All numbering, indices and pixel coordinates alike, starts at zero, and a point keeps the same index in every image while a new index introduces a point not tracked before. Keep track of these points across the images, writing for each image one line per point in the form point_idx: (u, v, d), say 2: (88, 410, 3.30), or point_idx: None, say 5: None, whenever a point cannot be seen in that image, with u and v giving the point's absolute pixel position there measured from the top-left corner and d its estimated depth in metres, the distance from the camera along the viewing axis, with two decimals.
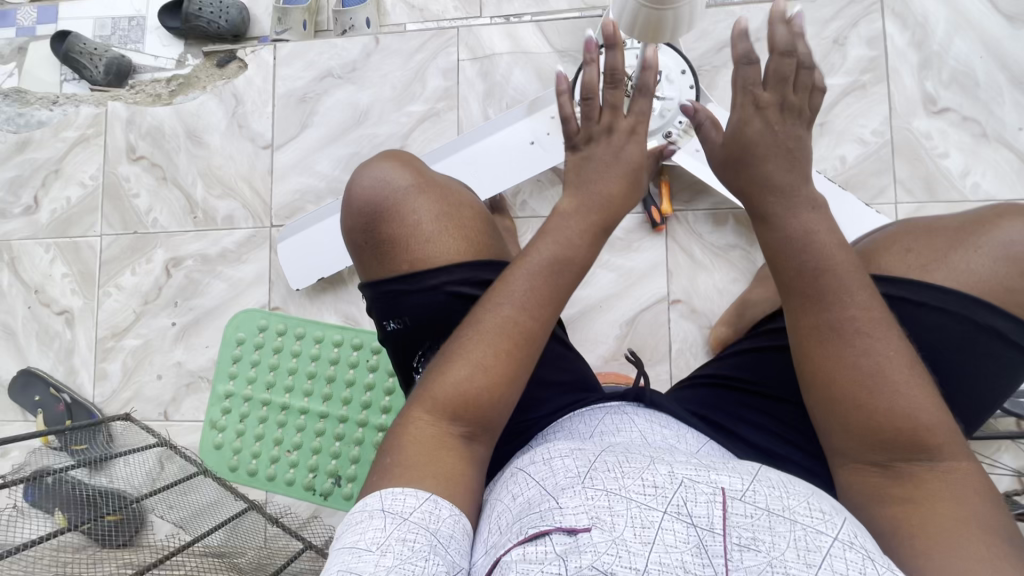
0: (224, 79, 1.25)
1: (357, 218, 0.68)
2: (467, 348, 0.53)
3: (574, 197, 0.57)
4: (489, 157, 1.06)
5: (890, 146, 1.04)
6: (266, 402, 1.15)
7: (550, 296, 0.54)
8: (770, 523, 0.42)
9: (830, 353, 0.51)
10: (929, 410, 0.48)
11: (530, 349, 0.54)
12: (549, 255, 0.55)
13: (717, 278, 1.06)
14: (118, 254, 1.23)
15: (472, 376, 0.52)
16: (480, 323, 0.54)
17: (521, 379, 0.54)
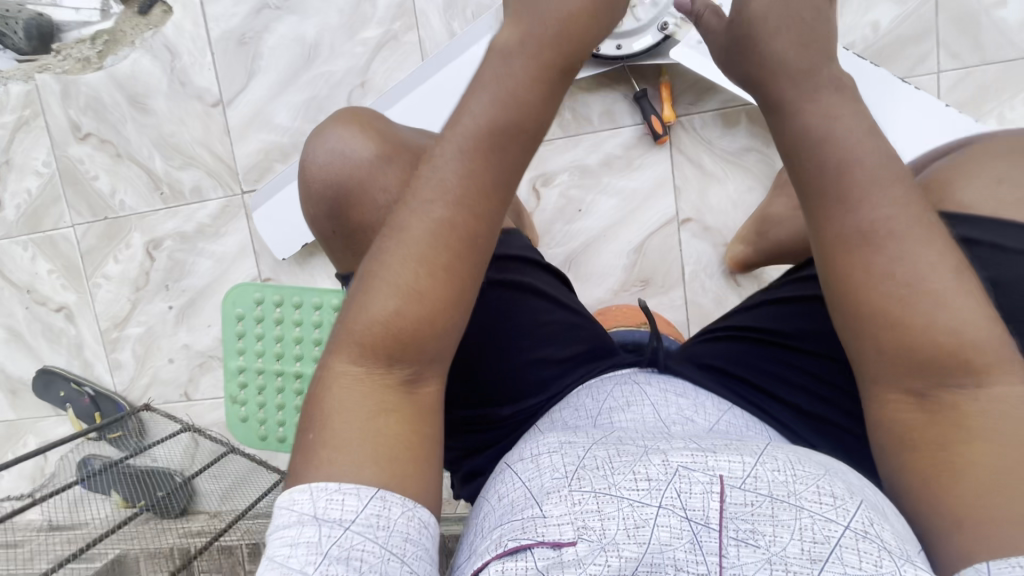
0: (151, 29, 1.09)
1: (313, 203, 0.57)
2: (388, 274, 0.44)
3: (508, 58, 0.44)
4: (461, 83, 0.93)
5: (934, 1, 0.87)
6: (279, 373, 1.14)
7: (487, 190, 0.44)
8: (772, 511, 0.39)
9: (845, 264, 0.40)
10: (977, 321, 0.38)
11: (470, 256, 0.44)
12: (481, 137, 0.43)
13: (730, 189, 0.96)
14: (96, 243, 1.17)
15: (399, 308, 0.43)
16: (404, 240, 0.44)
17: (466, 295, 0.45)
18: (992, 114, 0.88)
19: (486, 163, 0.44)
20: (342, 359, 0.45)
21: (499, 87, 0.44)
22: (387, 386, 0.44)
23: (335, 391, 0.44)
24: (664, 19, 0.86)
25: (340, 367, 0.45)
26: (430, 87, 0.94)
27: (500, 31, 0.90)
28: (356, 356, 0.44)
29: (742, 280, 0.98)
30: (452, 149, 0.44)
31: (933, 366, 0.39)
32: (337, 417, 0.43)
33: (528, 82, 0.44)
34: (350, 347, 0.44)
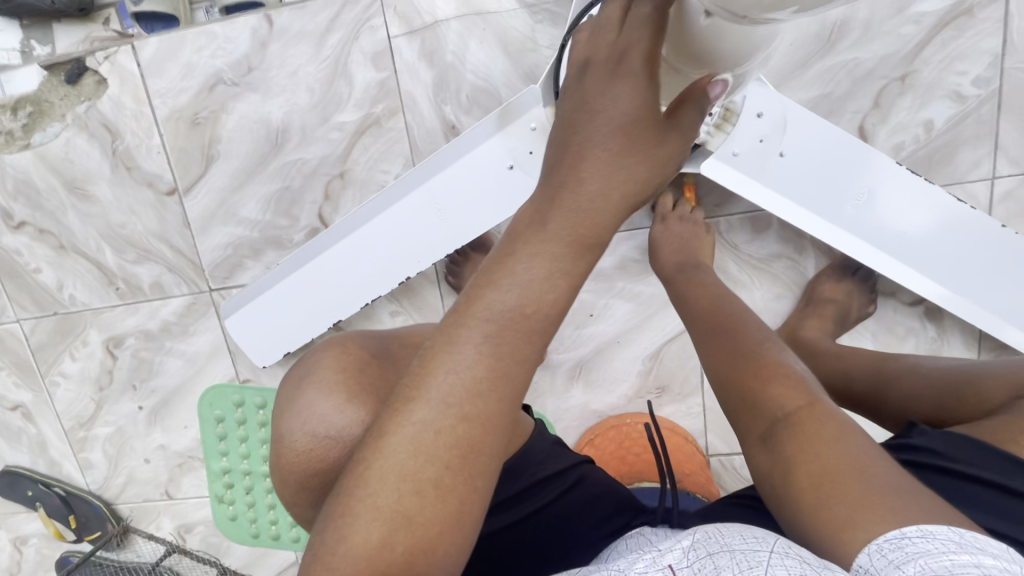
0: (83, 101, 0.92)
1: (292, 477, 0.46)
2: (372, 489, 0.35)
3: (523, 245, 0.38)
4: (458, 192, 0.81)
5: (996, 99, 0.76)
6: (267, 474, 1.06)
7: (498, 389, 0.36)
8: (712, 562, 0.40)
9: (745, 412, 0.52)
10: (791, 392, 0.51)
11: (479, 464, 0.36)
12: (492, 320, 0.36)
13: (758, 296, 0.87)
14: (47, 340, 1.05)
15: (387, 539, 0.34)
16: (392, 447, 0.36)
17: (475, 510, 0.36)
18: None
19: (504, 352, 0.36)
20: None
21: (515, 267, 0.37)
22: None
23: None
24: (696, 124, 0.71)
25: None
26: (423, 195, 0.82)
27: (502, 136, 0.77)
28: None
29: None
30: (457, 339, 0.37)
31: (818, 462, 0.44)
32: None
33: (546, 261, 0.37)
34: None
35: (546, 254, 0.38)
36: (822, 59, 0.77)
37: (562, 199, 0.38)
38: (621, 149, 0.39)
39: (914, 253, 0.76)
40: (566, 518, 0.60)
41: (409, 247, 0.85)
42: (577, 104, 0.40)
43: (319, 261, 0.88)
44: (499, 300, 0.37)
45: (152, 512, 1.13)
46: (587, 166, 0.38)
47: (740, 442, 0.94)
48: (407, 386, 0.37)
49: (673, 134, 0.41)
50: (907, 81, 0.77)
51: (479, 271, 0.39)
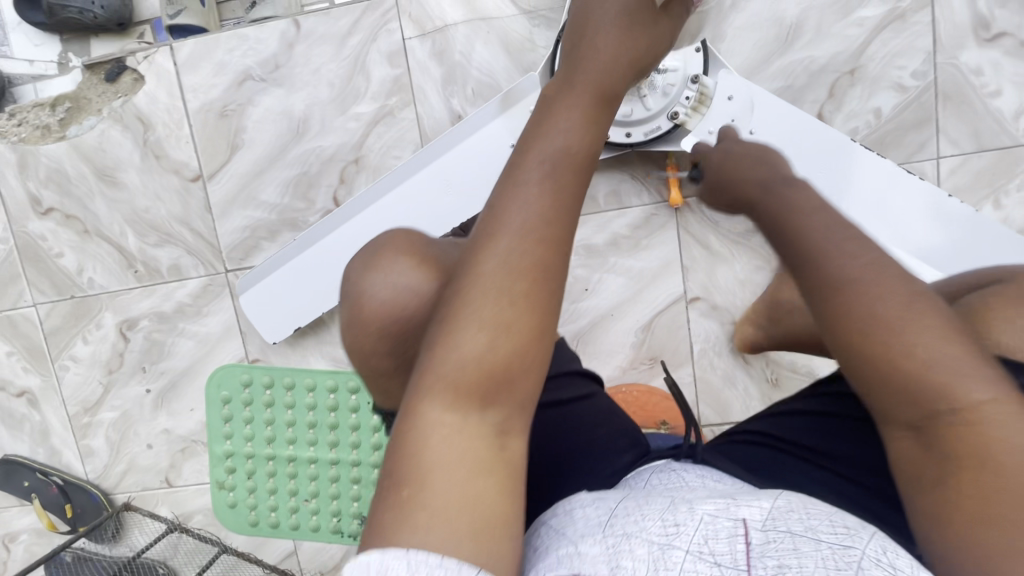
0: (120, 96, 1.01)
1: (370, 334, 0.51)
2: (474, 304, 0.43)
3: (559, 107, 0.48)
4: (466, 168, 0.89)
5: (933, 90, 0.88)
6: (271, 457, 1.08)
7: (562, 216, 0.45)
8: (795, 545, 0.41)
9: (866, 360, 0.39)
10: (951, 352, 0.37)
11: (553, 281, 0.44)
12: (550, 159, 0.46)
13: (738, 268, 0.95)
14: (62, 324, 1.09)
15: (492, 339, 0.42)
16: (486, 264, 0.43)
17: (553, 319, 0.44)
18: (989, 199, 0.89)
19: (568, 184, 0.46)
20: (432, 407, 0.42)
21: (558, 120, 0.47)
22: (483, 435, 0.42)
23: (432, 443, 0.41)
24: (676, 107, 0.84)
25: (433, 416, 0.42)
26: (433, 171, 0.90)
27: (505, 117, 0.87)
28: (448, 402, 0.42)
29: (751, 357, 0.97)
30: (522, 179, 0.45)
31: (969, 469, 0.36)
32: (440, 469, 0.40)
33: (579, 116, 0.48)
34: (439, 391, 0.42)
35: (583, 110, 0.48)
36: (781, 56, 0.89)
37: (583, 73, 0.50)
38: (627, 32, 0.52)
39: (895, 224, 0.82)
40: (572, 427, 0.63)
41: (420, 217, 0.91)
42: (584, 15, 0.53)
43: (332, 236, 0.94)
44: (550, 143, 0.47)
45: (150, 502, 1.13)
46: (593, 49, 0.51)
47: (729, 412, 0.99)
48: (487, 225, 0.45)
49: (663, 20, 0.57)
50: (855, 75, 0.88)
51: (526, 133, 0.48)
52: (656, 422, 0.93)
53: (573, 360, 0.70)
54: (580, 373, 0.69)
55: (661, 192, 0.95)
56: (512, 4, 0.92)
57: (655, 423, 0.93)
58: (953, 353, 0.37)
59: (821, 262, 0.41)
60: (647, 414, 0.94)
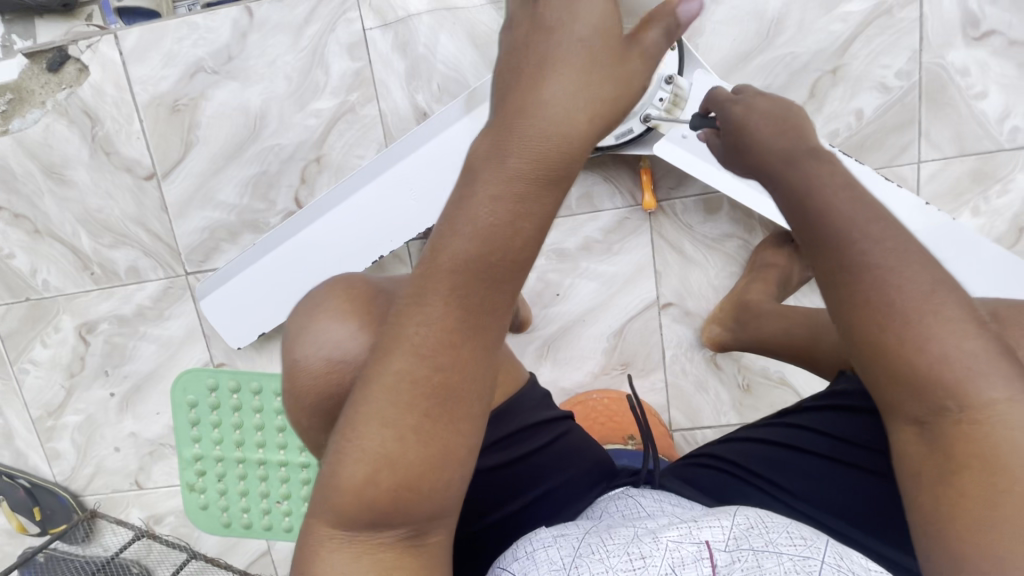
0: (64, 88, 0.95)
1: (309, 397, 0.49)
2: (361, 430, 0.37)
3: (481, 182, 0.37)
4: (427, 171, 0.84)
5: (916, 90, 0.85)
6: (240, 460, 1.06)
7: (465, 331, 0.37)
8: (758, 560, 0.41)
9: (844, 304, 0.40)
10: (954, 348, 0.37)
11: (454, 407, 0.37)
12: (455, 267, 0.36)
13: (712, 274, 0.94)
14: (18, 326, 1.05)
15: (371, 475, 0.36)
16: (374, 384, 0.37)
17: (455, 448, 0.38)
18: (968, 205, 0.87)
19: (475, 298, 0.37)
20: (319, 528, 0.39)
21: (473, 210, 0.37)
22: (369, 564, 0.38)
23: (320, 560, 0.38)
24: (648, 108, 0.79)
25: (320, 534, 0.39)
26: (394, 176, 0.85)
27: (470, 119, 0.82)
28: (332, 526, 0.38)
29: (722, 362, 0.96)
30: (422, 288, 0.37)
31: (920, 396, 0.38)
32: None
33: (504, 202, 0.36)
34: (323, 517, 0.38)
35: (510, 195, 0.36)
36: (763, 52, 0.85)
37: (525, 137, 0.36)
38: (580, 73, 0.37)
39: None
40: (544, 469, 0.60)
41: (392, 219, 0.86)
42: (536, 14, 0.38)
43: (289, 244, 0.88)
44: (460, 245, 0.36)
45: (120, 504, 1.11)
46: (540, 99, 0.37)
47: (700, 416, 0.98)
48: (383, 334, 0.38)
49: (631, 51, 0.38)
50: (838, 74, 0.85)
51: (440, 218, 0.38)
52: (623, 436, 0.92)
53: (550, 398, 0.64)
54: (558, 411, 0.63)
55: (635, 195, 0.93)
56: None
57: (621, 437, 0.92)
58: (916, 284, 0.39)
59: (849, 252, 0.40)
60: (614, 429, 0.92)
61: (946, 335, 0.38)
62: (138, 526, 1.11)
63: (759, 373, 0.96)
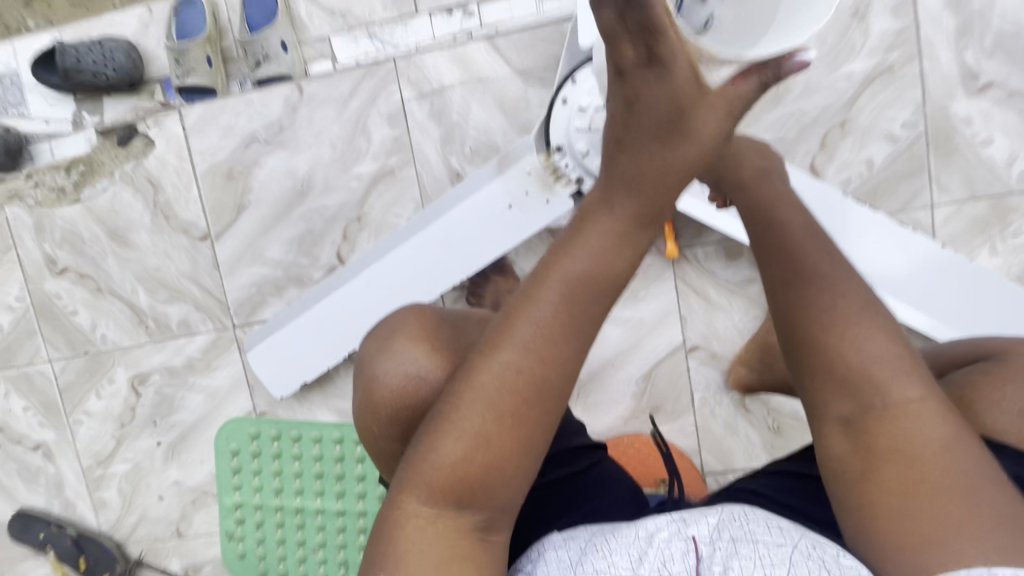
0: (131, 159, 1.05)
1: (384, 412, 0.55)
2: (459, 417, 0.44)
3: (593, 217, 0.42)
4: (463, 228, 0.90)
5: (923, 139, 0.89)
6: (278, 507, 1.08)
7: (568, 338, 0.43)
8: (735, 549, 0.45)
9: (788, 302, 0.52)
10: (875, 347, 0.48)
11: (545, 403, 0.43)
12: (567, 282, 0.42)
13: (736, 318, 0.97)
14: (75, 379, 1.11)
15: (470, 453, 0.43)
16: (472, 379, 0.44)
17: (541, 440, 0.44)
18: (986, 244, 0.90)
19: (572, 311, 0.43)
20: (413, 501, 0.45)
21: (586, 235, 0.42)
22: (456, 531, 0.44)
23: (406, 534, 0.44)
24: None
25: (410, 510, 0.45)
26: (430, 234, 0.90)
27: (501, 179, 0.88)
28: (425, 498, 0.44)
29: (751, 405, 0.97)
30: (535, 296, 0.43)
31: (851, 389, 0.48)
32: (412, 555, 0.44)
33: (611, 230, 0.42)
34: (420, 489, 0.45)
35: (601, 229, 0.42)
36: (773, 109, 0.91)
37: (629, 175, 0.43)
38: (664, 134, 0.38)
39: (915, 290, 0.82)
40: (577, 495, 0.65)
41: (430, 272, 0.91)
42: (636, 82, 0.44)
43: (330, 299, 0.94)
44: (572, 262, 0.42)
45: (162, 552, 1.14)
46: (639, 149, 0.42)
47: (732, 459, 0.99)
48: (490, 335, 0.44)
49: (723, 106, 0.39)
50: (846, 126, 0.90)
51: (554, 242, 0.44)
52: (655, 480, 0.94)
53: (581, 433, 0.72)
54: (589, 442, 0.71)
55: (657, 244, 0.97)
56: (507, 65, 0.95)
57: (654, 481, 0.93)
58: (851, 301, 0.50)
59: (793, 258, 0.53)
60: (645, 473, 0.94)
61: (872, 345, 0.48)
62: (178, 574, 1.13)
63: (789, 415, 0.97)
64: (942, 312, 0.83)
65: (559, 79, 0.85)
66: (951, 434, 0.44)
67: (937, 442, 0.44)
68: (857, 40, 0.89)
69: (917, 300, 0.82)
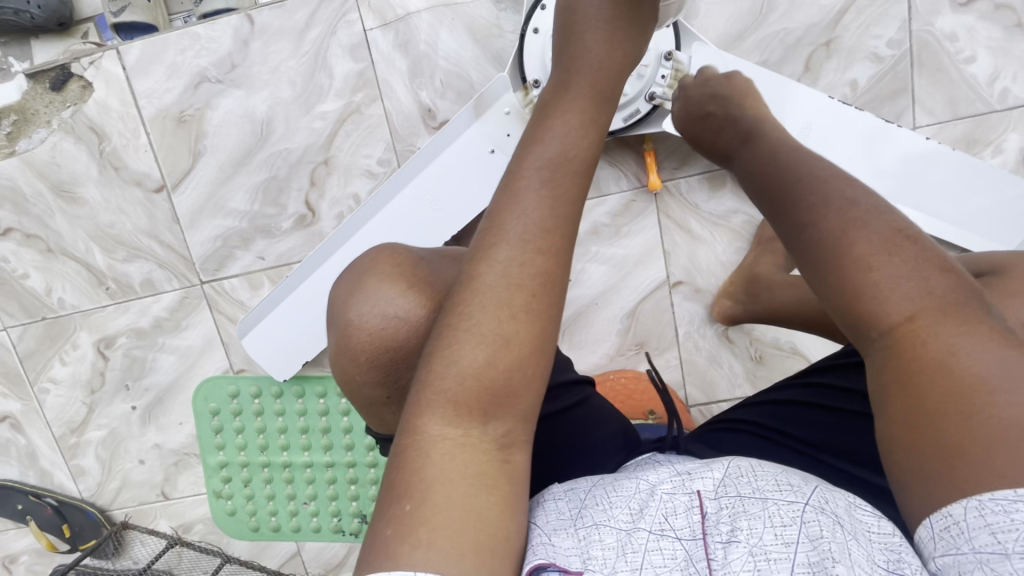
0: (69, 106, 0.96)
1: (367, 354, 0.52)
2: (474, 323, 0.43)
3: (557, 106, 0.48)
4: (446, 179, 0.84)
5: (908, 59, 0.87)
6: (265, 464, 1.07)
7: (561, 223, 0.45)
8: (744, 507, 0.44)
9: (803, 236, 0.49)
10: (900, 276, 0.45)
11: (554, 294, 0.45)
12: (546, 166, 0.46)
13: (719, 250, 0.96)
14: (35, 345, 1.05)
15: (490, 357, 0.43)
16: (481, 285, 0.44)
17: (554, 335, 0.45)
18: None
19: (564, 195, 0.46)
20: (432, 424, 0.43)
21: (553, 124, 0.47)
22: (482, 448, 0.43)
23: (432, 458, 0.42)
24: (652, 88, 0.81)
25: (433, 433, 0.43)
26: (419, 187, 0.85)
27: (480, 124, 0.83)
28: (447, 417, 0.43)
29: (734, 337, 0.98)
30: (519, 187, 0.45)
31: (867, 316, 0.45)
32: (440, 483, 0.41)
33: (577, 114, 0.47)
34: (439, 409, 0.43)
35: (575, 110, 0.47)
36: (758, 29, 0.87)
37: (580, 65, 0.48)
38: (614, 24, 0.48)
39: (910, 184, 0.83)
40: (574, 431, 0.66)
41: (416, 230, 0.85)
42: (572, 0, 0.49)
43: (322, 273, 0.87)
44: (547, 149, 0.46)
45: (148, 516, 1.12)
46: (582, 42, 0.48)
47: (716, 391, 1.00)
48: (485, 239, 0.45)
49: (647, 1, 0.50)
50: (831, 46, 0.87)
51: (523, 137, 0.48)
52: (644, 412, 0.94)
53: (567, 368, 0.71)
54: (577, 378, 0.69)
55: (640, 178, 0.95)
56: None
57: (642, 413, 0.94)
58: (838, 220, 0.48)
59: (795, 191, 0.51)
60: (635, 404, 0.94)
61: (892, 272, 0.45)
62: (168, 538, 1.11)
63: (771, 345, 0.98)
64: (937, 203, 0.83)
65: (528, 8, 0.81)
66: (973, 352, 0.42)
67: (962, 363, 0.42)
68: None
69: (914, 194, 0.83)
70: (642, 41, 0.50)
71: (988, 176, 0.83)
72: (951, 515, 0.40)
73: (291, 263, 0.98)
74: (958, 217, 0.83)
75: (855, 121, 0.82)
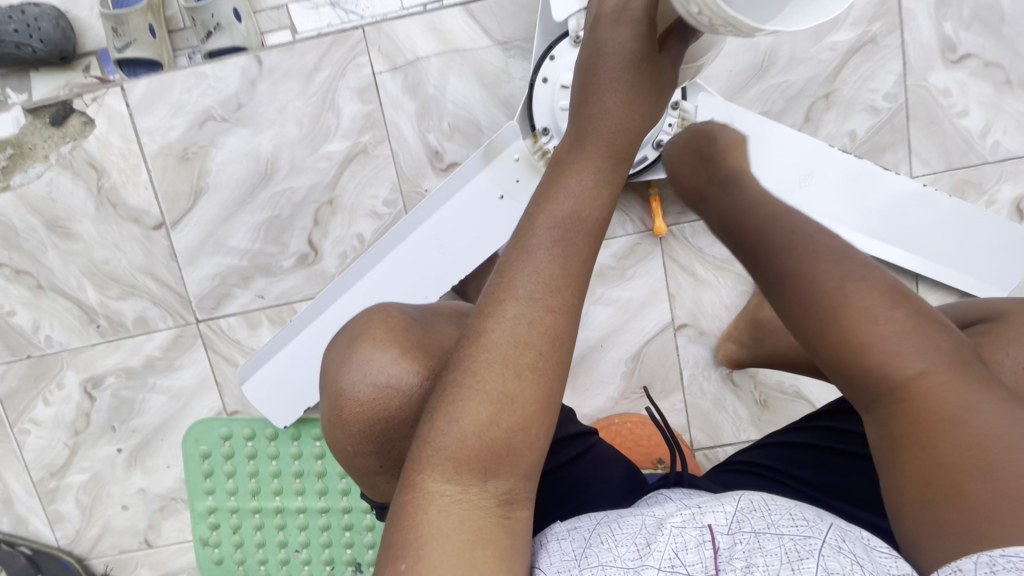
0: (68, 141, 0.94)
1: (364, 416, 0.51)
2: (478, 381, 0.42)
3: (570, 166, 0.48)
4: (453, 225, 0.84)
5: (903, 112, 0.90)
6: (256, 510, 1.02)
7: (571, 282, 0.45)
8: (759, 542, 0.42)
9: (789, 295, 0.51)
10: (900, 337, 0.45)
11: (562, 350, 0.44)
12: (558, 226, 0.45)
13: (723, 293, 0.96)
14: (18, 385, 1.01)
15: (494, 415, 0.41)
16: (487, 342, 0.43)
17: (560, 395, 0.43)
18: None
19: (572, 253, 0.45)
20: (432, 481, 0.41)
21: (566, 183, 0.47)
22: (481, 507, 0.41)
23: (430, 517, 0.40)
24: (659, 136, 0.81)
25: (432, 492, 0.41)
26: (424, 234, 0.84)
27: (489, 169, 0.83)
28: (446, 474, 0.41)
29: (739, 380, 0.98)
30: (530, 246, 0.45)
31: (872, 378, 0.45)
32: (435, 541, 0.39)
33: (590, 175, 0.47)
34: (440, 465, 0.41)
35: (589, 171, 0.47)
36: (759, 81, 0.89)
37: (594, 126, 0.48)
38: (634, 87, 0.48)
39: (905, 232, 0.84)
40: (580, 484, 0.64)
41: (421, 274, 0.84)
42: (595, 57, 0.49)
43: (331, 312, 0.85)
44: (560, 208, 0.46)
45: (130, 564, 1.06)
46: (602, 103, 0.49)
47: (721, 434, 0.99)
48: (494, 294, 0.44)
49: (665, 67, 0.50)
50: (830, 98, 0.89)
51: (533, 196, 0.48)
52: (652, 460, 0.93)
53: (572, 418, 0.69)
54: (580, 428, 0.68)
55: (645, 221, 0.96)
56: (486, 34, 0.90)
57: (651, 462, 0.92)
58: (832, 282, 0.48)
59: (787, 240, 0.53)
60: (642, 453, 0.93)
61: (894, 329, 0.45)
62: None
63: (775, 388, 0.98)
64: (932, 250, 0.85)
65: (536, 57, 0.82)
66: (977, 416, 0.42)
67: (968, 423, 0.42)
68: (841, 10, 0.88)
69: (909, 242, 0.85)
70: (662, 103, 0.51)
71: (980, 222, 0.85)
72: (959, 569, 0.38)
73: (291, 302, 0.96)
74: (954, 262, 0.86)
75: (857, 168, 0.83)
